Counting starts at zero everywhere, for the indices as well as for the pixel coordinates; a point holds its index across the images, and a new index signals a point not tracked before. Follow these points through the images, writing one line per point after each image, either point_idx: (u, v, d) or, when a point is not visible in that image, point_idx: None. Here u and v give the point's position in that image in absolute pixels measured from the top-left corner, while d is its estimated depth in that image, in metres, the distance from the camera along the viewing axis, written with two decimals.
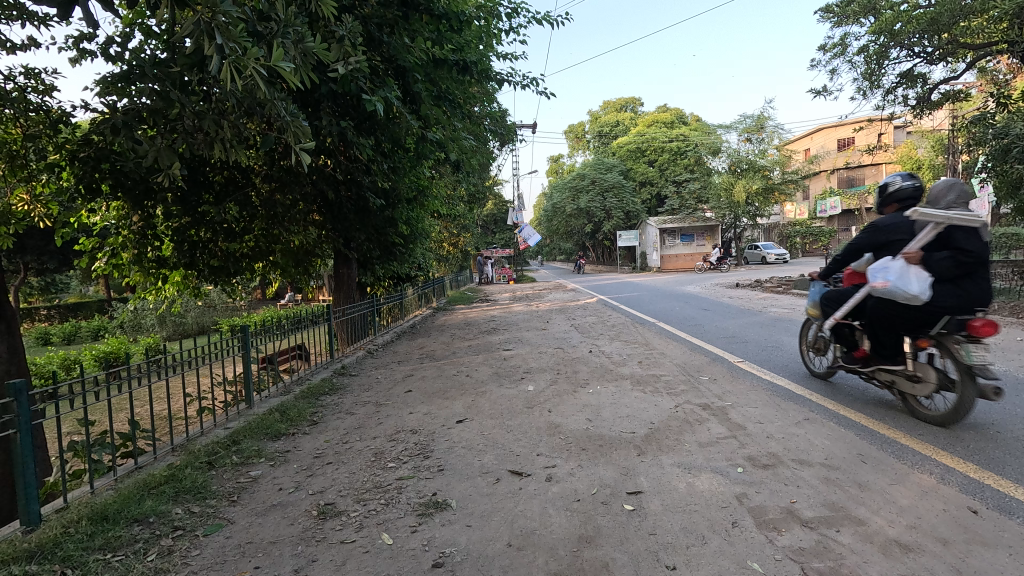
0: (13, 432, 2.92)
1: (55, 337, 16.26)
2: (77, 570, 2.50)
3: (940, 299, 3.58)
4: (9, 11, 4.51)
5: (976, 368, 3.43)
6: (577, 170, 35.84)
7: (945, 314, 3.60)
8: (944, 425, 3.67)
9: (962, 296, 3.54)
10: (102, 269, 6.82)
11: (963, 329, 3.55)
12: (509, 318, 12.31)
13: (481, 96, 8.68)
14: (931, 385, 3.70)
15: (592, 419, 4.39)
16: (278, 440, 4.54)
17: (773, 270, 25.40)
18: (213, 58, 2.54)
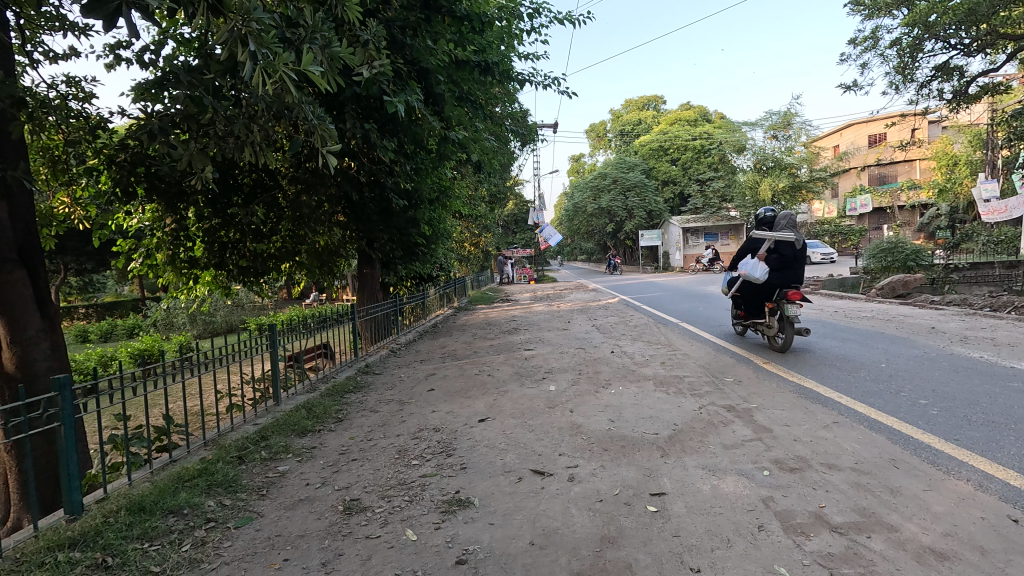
0: (58, 425, 3.07)
1: (93, 335, 16.89)
2: (117, 559, 2.61)
3: (772, 278, 6.48)
4: (52, 22, 4.72)
5: (790, 316, 6.17)
6: (599, 170, 35.60)
7: (777, 287, 6.41)
8: (781, 351, 6.37)
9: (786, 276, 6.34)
10: (138, 269, 7.09)
11: (786, 296, 6.29)
12: (530, 318, 12.30)
13: (503, 96, 8.74)
14: (773, 328, 6.44)
15: (614, 420, 4.37)
16: (305, 436, 4.65)
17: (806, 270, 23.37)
18: (247, 64, 2.60)
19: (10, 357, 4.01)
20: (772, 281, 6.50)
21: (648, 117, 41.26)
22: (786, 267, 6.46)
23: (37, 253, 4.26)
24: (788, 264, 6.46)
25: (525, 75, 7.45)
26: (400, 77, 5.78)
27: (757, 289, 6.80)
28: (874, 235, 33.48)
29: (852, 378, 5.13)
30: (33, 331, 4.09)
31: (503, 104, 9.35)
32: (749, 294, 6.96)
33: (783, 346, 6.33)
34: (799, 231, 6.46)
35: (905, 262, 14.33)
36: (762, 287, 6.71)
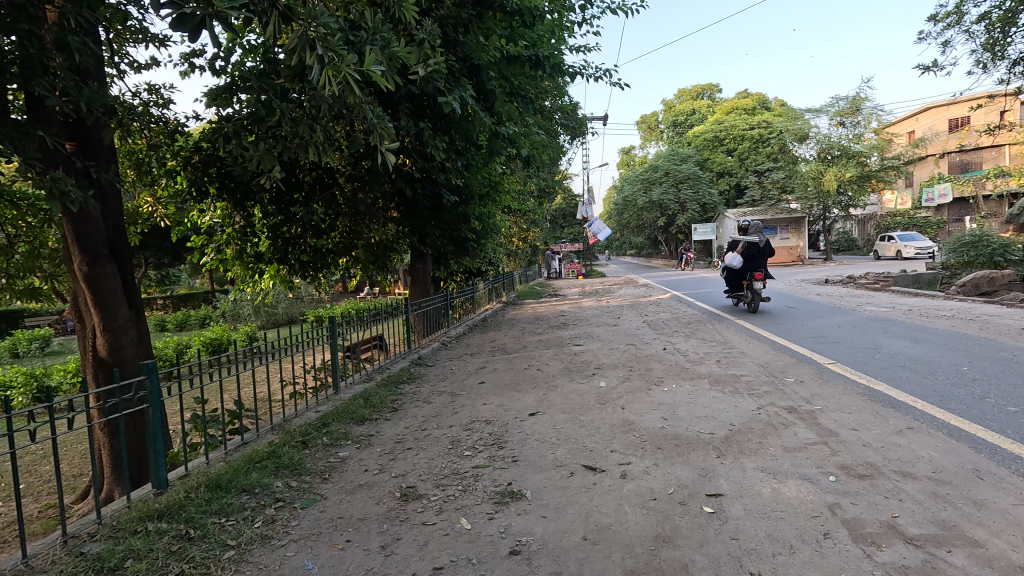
0: (147, 405, 3.38)
1: (169, 324, 18.24)
2: (198, 531, 2.83)
3: (745, 266, 9.80)
4: (137, 35, 5.10)
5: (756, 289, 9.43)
6: (650, 162, 34.80)
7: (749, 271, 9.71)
8: (755, 312, 9.62)
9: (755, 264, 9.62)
10: (210, 263, 7.54)
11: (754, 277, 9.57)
12: (579, 313, 12.23)
13: (553, 90, 8.71)
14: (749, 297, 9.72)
15: (667, 418, 4.29)
16: (363, 424, 4.84)
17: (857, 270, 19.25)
18: (315, 68, 2.73)
19: (104, 343, 4.41)
20: (745, 268, 9.83)
21: (702, 106, 39.81)
22: (756, 258, 9.79)
23: (127, 250, 4.62)
24: (757, 256, 9.74)
25: (576, 68, 7.37)
26: (453, 74, 5.88)
27: (736, 273, 10.17)
28: (954, 227, 30.90)
29: (928, 381, 4.79)
30: (122, 320, 4.47)
31: (553, 98, 9.32)
32: (731, 276, 10.33)
33: (754, 308, 9.64)
34: (763, 234, 9.68)
35: (990, 257, 13.15)
36: (740, 271, 10.06)
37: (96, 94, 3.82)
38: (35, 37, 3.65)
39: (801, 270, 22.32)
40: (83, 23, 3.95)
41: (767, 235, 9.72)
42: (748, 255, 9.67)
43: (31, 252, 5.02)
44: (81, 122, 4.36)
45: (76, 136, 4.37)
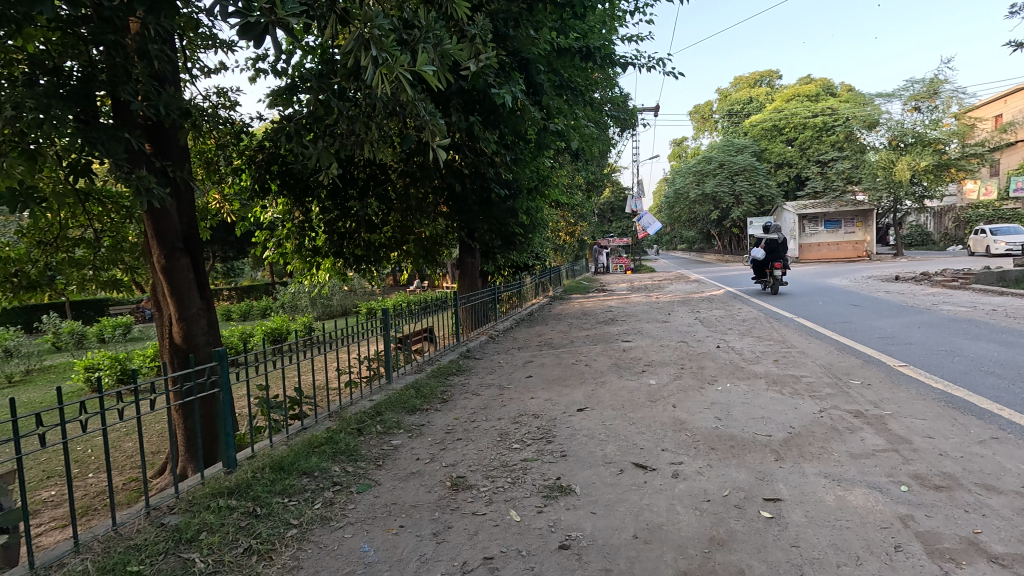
0: (219, 390, 3.61)
1: (235, 313, 19.37)
2: (264, 509, 3.00)
3: (768, 257, 12.61)
4: (206, 41, 5.41)
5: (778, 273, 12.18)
6: (703, 154, 33.66)
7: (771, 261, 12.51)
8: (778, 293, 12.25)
9: (776, 255, 12.44)
10: (271, 257, 7.90)
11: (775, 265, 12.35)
12: (628, 309, 12.02)
13: (603, 82, 8.56)
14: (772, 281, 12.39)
15: (721, 419, 4.15)
16: (414, 414, 4.98)
17: (892, 271, 17.55)
18: (370, 68, 2.80)
19: (179, 331, 4.74)
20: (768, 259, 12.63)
21: (760, 94, 37.97)
22: (776, 252, 12.63)
23: (198, 243, 4.92)
24: (777, 249, 12.57)
25: (628, 58, 7.22)
26: (503, 70, 5.91)
27: (761, 264, 13.09)
28: None
29: (1017, 387, 4.39)
30: (195, 309, 4.78)
31: (603, 90, 9.14)
32: (757, 267, 13.21)
33: (776, 289, 12.34)
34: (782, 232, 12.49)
35: None
36: (764, 262, 12.89)
37: (172, 98, 4.12)
38: (121, 46, 3.95)
39: (846, 271, 19.00)
40: (161, 33, 4.25)
41: (785, 234, 12.54)
42: (770, 249, 12.49)
43: (114, 246, 5.43)
44: (159, 124, 4.69)
45: (154, 138, 4.69)
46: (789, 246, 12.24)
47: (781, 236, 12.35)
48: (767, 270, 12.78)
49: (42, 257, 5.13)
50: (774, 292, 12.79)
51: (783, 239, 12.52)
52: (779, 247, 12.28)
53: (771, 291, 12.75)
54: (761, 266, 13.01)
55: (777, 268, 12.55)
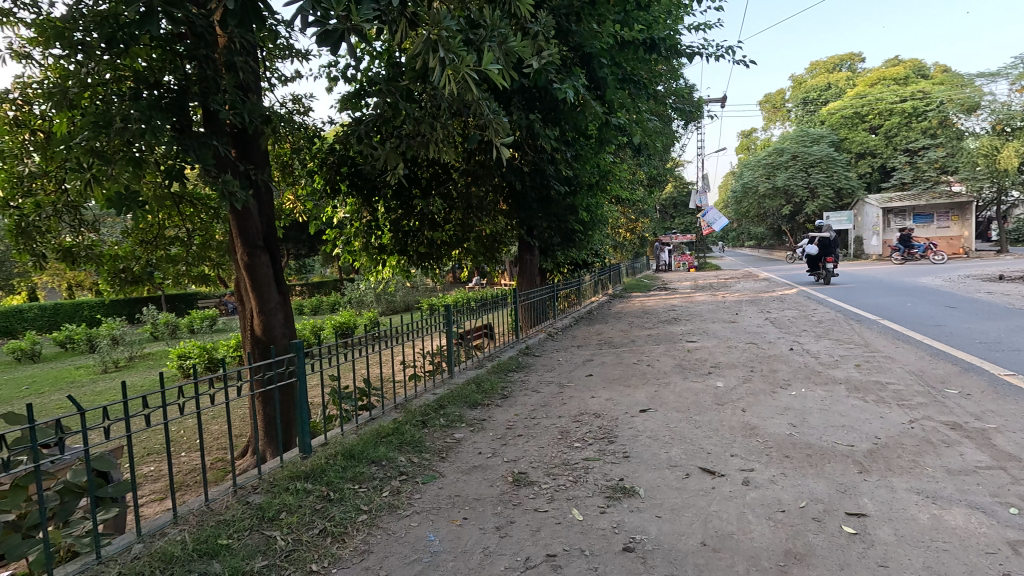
0: (296, 379, 3.85)
1: (306, 308, 20.51)
2: (337, 494, 3.16)
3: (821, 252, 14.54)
4: (283, 51, 5.76)
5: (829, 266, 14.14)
6: (775, 145, 31.85)
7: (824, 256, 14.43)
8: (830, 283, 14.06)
9: (829, 251, 14.34)
10: (340, 254, 8.22)
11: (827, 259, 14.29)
12: (692, 308, 11.60)
13: (668, 74, 8.30)
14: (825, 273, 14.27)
15: (796, 425, 3.91)
16: (475, 409, 5.06)
17: (987, 271, 15.36)
18: (437, 69, 2.86)
19: (259, 324, 5.08)
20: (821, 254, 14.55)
21: (839, 79, 35.41)
22: (828, 248, 14.56)
23: (277, 241, 5.26)
24: (829, 246, 14.47)
25: (695, 48, 6.96)
26: (566, 66, 5.90)
27: (815, 259, 15.02)
28: None
29: None
30: (273, 303, 5.10)
31: (667, 82, 8.88)
32: (811, 262, 15.14)
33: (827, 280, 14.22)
34: (835, 231, 14.34)
35: None
36: (817, 257, 14.83)
37: (255, 105, 4.42)
38: (211, 60, 4.27)
39: (925, 271, 16.88)
40: (245, 45, 4.55)
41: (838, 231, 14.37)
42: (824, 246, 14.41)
43: (204, 244, 5.89)
44: (244, 131, 5.05)
45: (239, 144, 5.06)
46: (840, 243, 14.11)
47: (833, 235, 14.22)
48: (820, 265, 14.69)
49: (144, 255, 5.65)
50: (827, 284, 14.62)
51: (836, 236, 14.37)
52: (831, 244, 14.24)
53: (824, 282, 14.64)
54: (815, 261, 15.04)
55: (830, 262, 14.45)
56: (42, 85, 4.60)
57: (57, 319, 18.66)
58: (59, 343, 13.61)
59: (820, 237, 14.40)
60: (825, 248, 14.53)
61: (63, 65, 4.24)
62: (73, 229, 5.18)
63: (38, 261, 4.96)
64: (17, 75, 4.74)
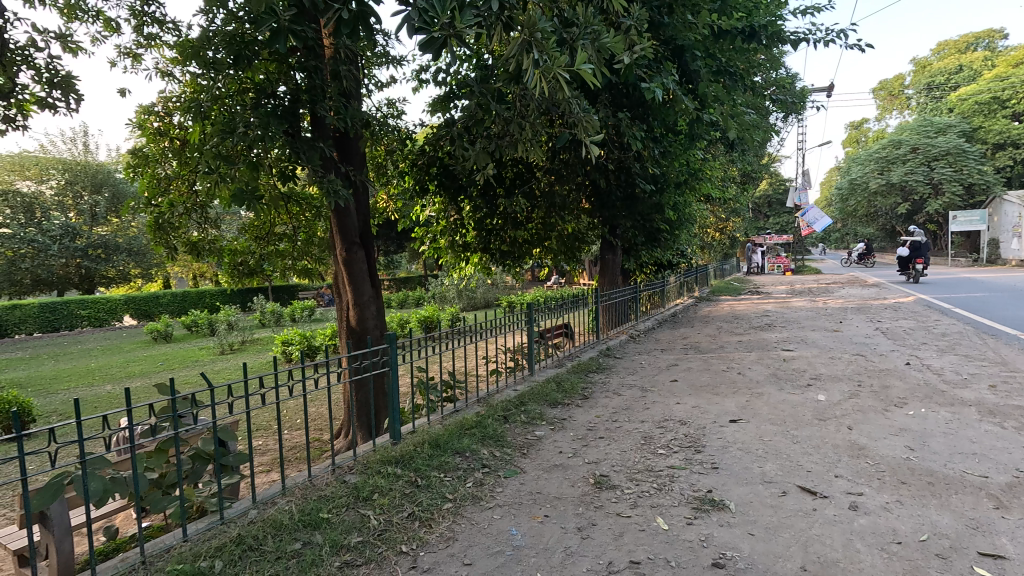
0: (388, 369, 4.07)
1: (395, 301, 21.69)
2: (425, 481, 3.31)
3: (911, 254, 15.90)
4: (380, 59, 6.12)
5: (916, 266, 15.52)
6: (890, 137, 28.75)
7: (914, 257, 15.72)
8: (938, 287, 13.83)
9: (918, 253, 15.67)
10: (427, 252, 8.55)
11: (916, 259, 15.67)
12: (788, 314, 10.79)
13: (768, 63, 7.77)
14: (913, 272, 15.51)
15: (914, 449, 3.51)
16: (556, 408, 5.06)
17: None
18: (530, 70, 2.88)
19: (354, 315, 5.43)
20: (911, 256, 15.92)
21: (973, 60, 31.20)
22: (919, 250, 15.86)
23: (371, 237, 5.60)
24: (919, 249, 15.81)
25: (801, 33, 6.45)
26: (657, 60, 5.75)
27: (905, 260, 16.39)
28: None
29: None
30: (367, 296, 5.43)
31: (766, 72, 8.32)
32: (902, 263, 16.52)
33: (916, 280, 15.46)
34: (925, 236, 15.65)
35: None
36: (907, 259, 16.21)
37: (356, 110, 4.74)
38: (320, 70, 4.62)
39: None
40: (348, 55, 4.87)
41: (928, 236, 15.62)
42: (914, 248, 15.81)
43: (307, 240, 6.36)
44: (345, 135, 5.41)
45: (340, 147, 5.43)
46: (929, 246, 15.46)
47: (923, 239, 15.58)
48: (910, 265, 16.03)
49: (257, 249, 6.22)
50: (916, 282, 15.84)
51: (926, 240, 15.67)
52: (921, 246, 15.63)
53: (913, 281, 15.86)
54: (906, 262, 16.49)
55: (919, 263, 15.80)
56: (180, 99, 5.25)
57: (186, 305, 21.11)
58: (186, 326, 15.37)
59: (911, 240, 15.89)
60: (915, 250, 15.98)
61: (197, 81, 4.79)
62: (199, 226, 5.84)
63: (171, 253, 5.65)
64: (161, 91, 5.44)
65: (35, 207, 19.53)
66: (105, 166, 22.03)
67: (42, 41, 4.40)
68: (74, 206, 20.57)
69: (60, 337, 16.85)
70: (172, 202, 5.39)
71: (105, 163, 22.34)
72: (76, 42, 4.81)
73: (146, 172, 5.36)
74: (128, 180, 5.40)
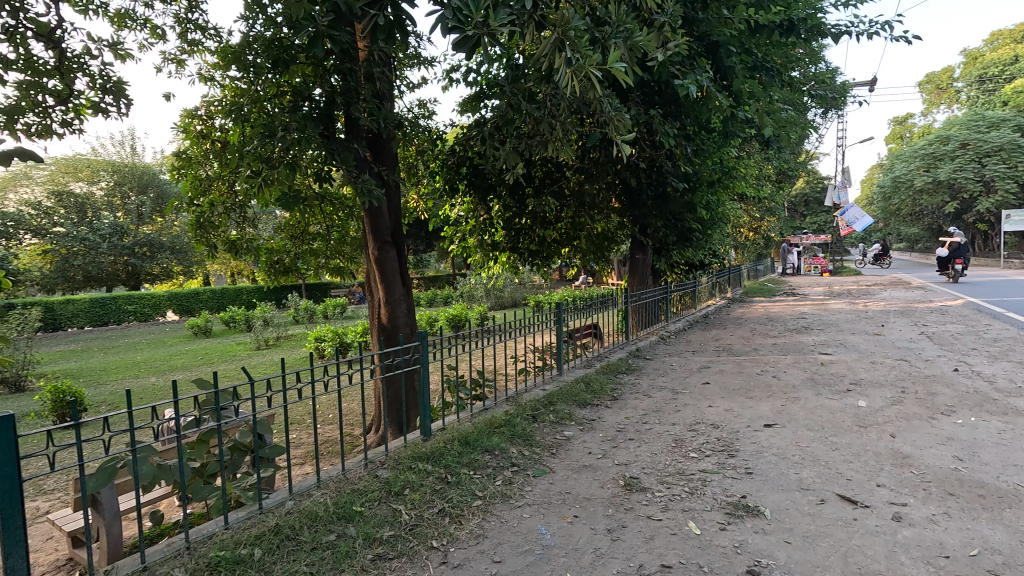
0: (418, 367, 4.10)
1: (423, 299, 21.99)
2: (455, 478, 3.34)
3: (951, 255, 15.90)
4: (412, 60, 6.20)
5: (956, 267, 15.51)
6: (938, 133, 27.48)
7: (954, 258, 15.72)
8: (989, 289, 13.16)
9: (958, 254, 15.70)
10: (456, 251, 8.61)
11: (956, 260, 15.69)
12: (825, 317, 10.44)
13: (806, 57, 7.53)
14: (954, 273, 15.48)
15: (963, 459, 3.36)
16: (585, 408, 5.04)
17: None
18: (562, 69, 2.87)
19: (385, 313, 5.51)
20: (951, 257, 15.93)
21: None
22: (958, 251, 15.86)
23: (402, 236, 5.68)
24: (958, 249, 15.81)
25: (843, 26, 6.24)
26: (691, 57, 5.65)
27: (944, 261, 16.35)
28: None
29: None
30: (397, 295, 5.52)
31: (805, 67, 8.07)
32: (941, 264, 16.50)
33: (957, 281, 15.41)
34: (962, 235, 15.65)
35: None
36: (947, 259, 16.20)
37: (389, 112, 4.81)
38: (354, 73, 4.70)
39: None
40: (381, 57, 4.95)
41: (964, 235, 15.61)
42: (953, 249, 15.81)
43: (340, 240, 6.49)
44: (377, 136, 5.50)
45: (373, 148, 5.53)
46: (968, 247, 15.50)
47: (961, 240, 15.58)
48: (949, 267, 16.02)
49: (292, 248, 6.39)
50: (957, 283, 15.76)
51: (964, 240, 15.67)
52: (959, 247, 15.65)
53: (953, 282, 15.83)
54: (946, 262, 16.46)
55: (959, 263, 15.82)
56: (222, 103, 5.45)
57: (224, 302, 21.90)
58: (224, 321, 15.91)
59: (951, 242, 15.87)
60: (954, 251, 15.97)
61: (237, 84, 4.95)
62: (238, 225, 6.05)
63: (212, 251, 5.87)
64: (203, 95, 5.65)
65: (87, 207, 20.56)
66: (151, 167, 23.08)
67: (97, 50, 4.65)
68: (123, 206, 21.63)
69: (108, 331, 17.71)
70: (213, 202, 5.60)
71: (151, 164, 23.40)
72: (126, 49, 5.04)
73: (190, 173, 5.58)
74: (173, 180, 5.63)
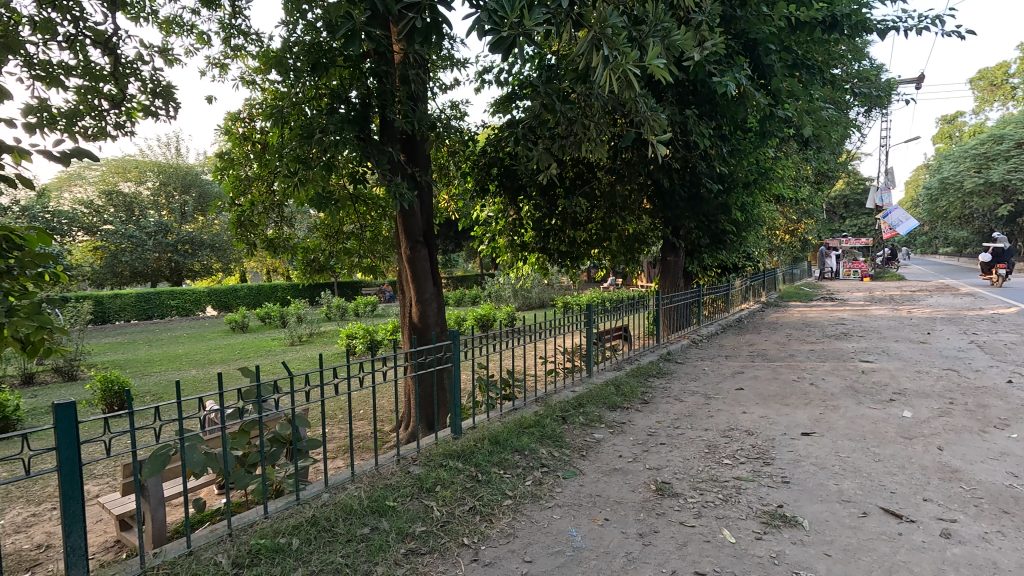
0: (449, 365, 4.14)
1: (451, 299, 22.18)
2: (485, 476, 3.36)
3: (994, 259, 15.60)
4: (446, 62, 6.27)
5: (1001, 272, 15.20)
6: (990, 132, 26.13)
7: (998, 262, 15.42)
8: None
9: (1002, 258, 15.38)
10: (486, 252, 8.66)
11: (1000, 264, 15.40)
12: (866, 323, 10.06)
13: (849, 53, 7.29)
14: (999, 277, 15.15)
15: (1018, 476, 3.19)
16: (615, 411, 4.99)
17: None
18: (599, 67, 2.86)
19: (417, 312, 5.59)
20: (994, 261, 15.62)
21: None
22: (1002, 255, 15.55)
23: (434, 236, 5.74)
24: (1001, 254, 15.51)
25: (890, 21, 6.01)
26: (728, 55, 5.55)
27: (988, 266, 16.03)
28: None
29: None
30: (428, 294, 5.58)
31: (847, 65, 7.82)
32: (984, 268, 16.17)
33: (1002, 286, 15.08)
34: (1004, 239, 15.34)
35: None
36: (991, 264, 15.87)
37: (423, 114, 4.87)
38: (389, 75, 4.77)
39: None
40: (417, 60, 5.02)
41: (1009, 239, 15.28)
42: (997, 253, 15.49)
43: (373, 239, 6.60)
44: (411, 138, 5.59)
45: (407, 150, 5.62)
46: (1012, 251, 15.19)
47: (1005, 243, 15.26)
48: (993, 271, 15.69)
49: (327, 247, 6.54)
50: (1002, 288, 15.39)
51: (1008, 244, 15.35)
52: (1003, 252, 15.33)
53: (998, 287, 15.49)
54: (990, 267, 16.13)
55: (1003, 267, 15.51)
56: (263, 106, 5.63)
57: (260, 298, 22.58)
58: (260, 318, 16.39)
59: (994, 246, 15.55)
60: (999, 255, 15.64)
61: (277, 88, 5.12)
62: (276, 224, 6.23)
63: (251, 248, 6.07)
64: (246, 98, 5.84)
65: (134, 206, 21.50)
66: (194, 168, 23.98)
67: (148, 55, 4.88)
68: (167, 206, 22.55)
69: (152, 325, 18.48)
70: (253, 202, 5.79)
71: (194, 165, 24.33)
72: (174, 54, 5.26)
73: (231, 173, 5.79)
74: (216, 180, 5.85)
